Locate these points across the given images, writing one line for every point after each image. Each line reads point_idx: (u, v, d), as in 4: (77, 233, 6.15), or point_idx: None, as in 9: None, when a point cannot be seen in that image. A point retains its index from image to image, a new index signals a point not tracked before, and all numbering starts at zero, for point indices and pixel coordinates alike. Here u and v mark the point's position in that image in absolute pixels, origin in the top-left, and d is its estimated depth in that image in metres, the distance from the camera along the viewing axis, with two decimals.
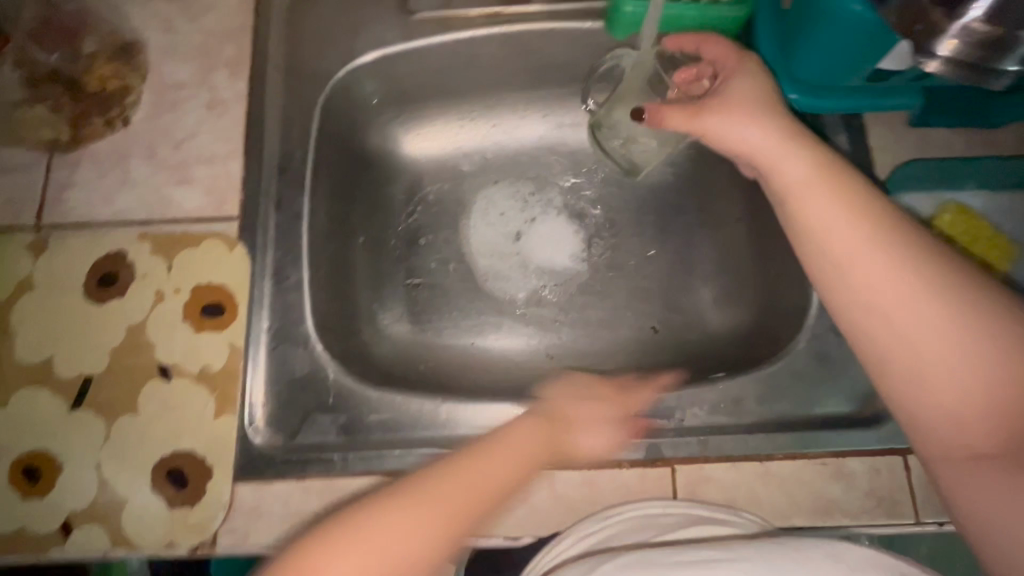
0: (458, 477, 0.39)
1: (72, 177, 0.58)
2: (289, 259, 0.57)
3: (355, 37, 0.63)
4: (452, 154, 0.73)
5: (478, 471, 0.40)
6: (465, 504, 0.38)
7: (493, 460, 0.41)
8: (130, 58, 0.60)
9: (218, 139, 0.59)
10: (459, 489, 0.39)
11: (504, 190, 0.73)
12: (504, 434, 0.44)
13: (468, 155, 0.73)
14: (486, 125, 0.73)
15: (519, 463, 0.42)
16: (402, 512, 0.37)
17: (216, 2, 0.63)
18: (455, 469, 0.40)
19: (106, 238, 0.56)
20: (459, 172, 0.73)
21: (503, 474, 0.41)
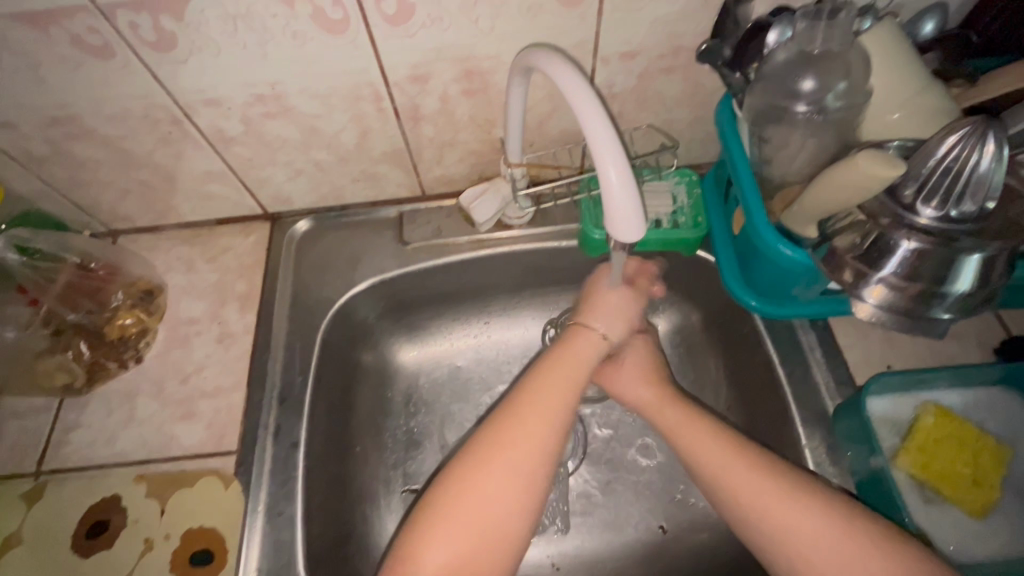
0: (516, 469, 0.47)
1: (78, 419, 0.60)
2: (283, 493, 0.56)
3: (356, 266, 0.70)
4: (448, 354, 0.77)
5: (529, 442, 0.48)
6: (524, 487, 0.47)
7: (540, 421, 0.50)
8: (151, 300, 0.66)
9: (224, 371, 0.63)
10: (528, 452, 0.48)
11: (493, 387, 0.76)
12: (522, 406, 0.51)
13: (462, 353, 0.77)
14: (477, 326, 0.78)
15: (553, 425, 0.50)
16: (449, 516, 0.45)
17: (233, 244, 0.71)
18: (508, 449, 0.48)
19: (101, 483, 0.57)
20: (455, 369, 0.77)
21: (548, 427, 0.50)
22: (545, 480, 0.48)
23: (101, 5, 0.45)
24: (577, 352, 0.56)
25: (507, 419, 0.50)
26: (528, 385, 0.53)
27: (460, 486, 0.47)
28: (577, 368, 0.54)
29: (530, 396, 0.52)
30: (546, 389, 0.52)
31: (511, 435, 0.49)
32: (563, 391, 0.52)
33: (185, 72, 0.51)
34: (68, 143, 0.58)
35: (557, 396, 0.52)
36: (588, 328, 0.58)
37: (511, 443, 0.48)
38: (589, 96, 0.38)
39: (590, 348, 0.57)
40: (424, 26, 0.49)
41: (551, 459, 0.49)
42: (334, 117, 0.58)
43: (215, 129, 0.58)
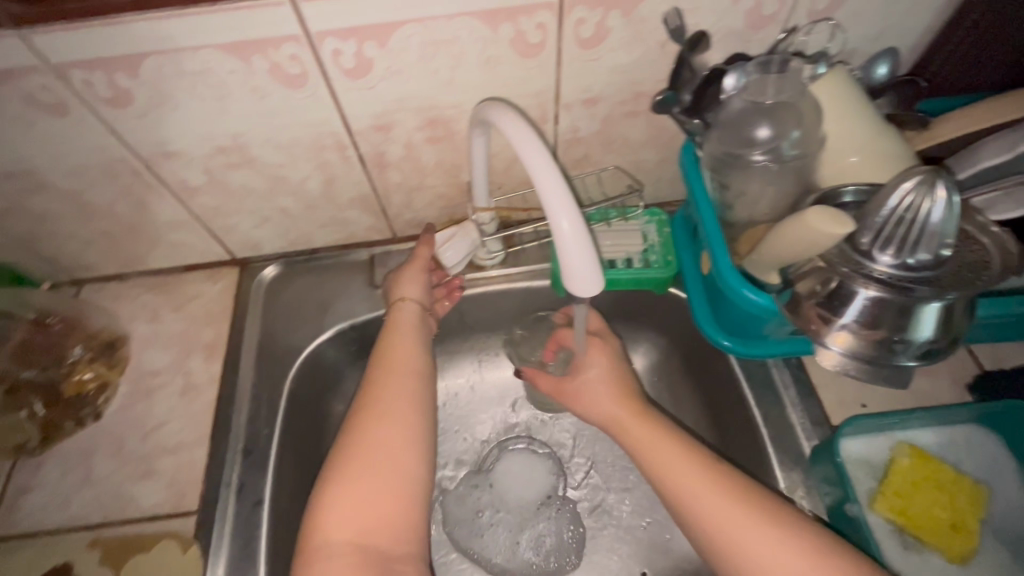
0: (389, 418, 0.51)
1: (31, 481, 0.57)
2: (245, 555, 0.54)
3: (325, 312, 0.69)
4: None
5: (390, 400, 0.53)
6: (407, 429, 0.51)
7: (405, 377, 0.55)
8: (112, 352, 0.64)
9: (187, 425, 0.61)
10: (396, 400, 0.52)
11: (467, 427, 0.75)
12: (383, 369, 0.55)
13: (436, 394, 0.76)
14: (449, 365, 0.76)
15: (413, 377, 0.55)
16: (348, 476, 0.48)
17: (200, 291, 0.70)
18: (379, 401, 0.52)
19: (53, 549, 0.54)
20: None
21: (413, 383, 0.55)
22: (423, 424, 0.52)
23: (53, 65, 0.45)
24: (405, 314, 0.61)
25: (373, 385, 0.54)
26: (382, 343, 0.59)
27: (346, 444, 0.50)
28: (412, 327, 0.60)
29: (388, 353, 0.57)
30: (391, 355, 0.57)
31: (377, 395, 0.53)
32: (408, 343, 0.58)
33: (144, 127, 0.51)
34: (26, 197, 0.57)
35: (407, 347, 0.58)
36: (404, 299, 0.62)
37: (376, 400, 0.52)
38: (538, 149, 0.38)
39: (412, 316, 0.61)
40: (384, 78, 0.49)
41: (424, 403, 0.54)
42: (298, 166, 0.58)
43: (177, 179, 0.57)
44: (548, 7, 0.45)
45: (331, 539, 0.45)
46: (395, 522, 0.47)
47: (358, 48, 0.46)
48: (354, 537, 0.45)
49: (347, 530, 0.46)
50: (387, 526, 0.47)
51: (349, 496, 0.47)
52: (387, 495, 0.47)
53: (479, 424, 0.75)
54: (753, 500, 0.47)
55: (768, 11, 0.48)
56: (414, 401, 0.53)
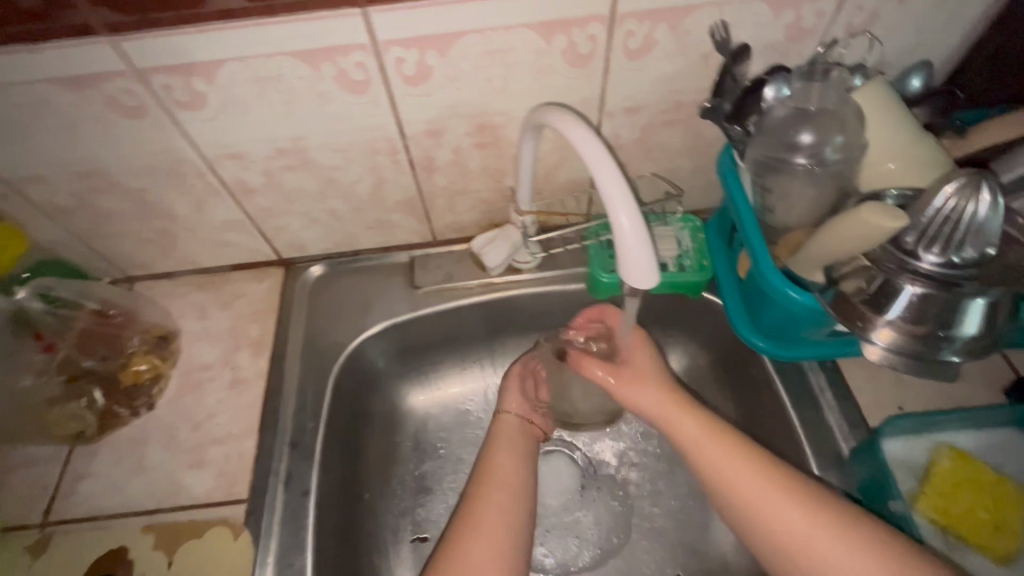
0: (492, 539, 0.50)
1: (88, 467, 0.60)
2: (294, 543, 0.55)
3: (367, 311, 0.71)
4: (456, 398, 0.77)
5: (495, 515, 0.52)
6: (501, 545, 0.50)
7: (506, 493, 0.54)
8: (166, 346, 0.67)
9: (236, 417, 0.63)
10: (495, 520, 0.51)
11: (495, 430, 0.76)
12: (486, 485, 0.55)
13: (471, 397, 0.77)
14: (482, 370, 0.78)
15: (519, 485, 0.55)
16: None
17: (247, 289, 0.73)
18: (482, 517, 0.52)
19: (107, 533, 0.56)
20: (464, 413, 0.76)
21: (519, 492, 0.54)
22: (520, 536, 0.52)
23: (139, 70, 0.48)
24: (507, 434, 0.61)
25: (479, 498, 0.53)
26: (488, 462, 0.57)
27: (445, 561, 0.49)
28: (515, 447, 0.60)
29: (491, 470, 0.56)
30: (502, 465, 0.57)
31: (482, 513, 0.52)
32: (518, 468, 0.57)
33: (214, 129, 0.54)
34: (94, 196, 0.60)
35: (510, 468, 0.57)
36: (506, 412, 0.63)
37: (481, 518, 0.51)
38: (598, 147, 0.41)
39: (515, 428, 0.62)
40: (441, 86, 0.52)
41: (525, 520, 0.53)
42: (351, 169, 0.61)
43: (236, 180, 0.61)
44: (600, 20, 0.48)
45: None
46: None
47: (420, 57, 0.49)
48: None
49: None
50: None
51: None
52: None
53: None
54: (783, 472, 0.49)
55: (807, 24, 0.50)
56: (513, 514, 0.53)
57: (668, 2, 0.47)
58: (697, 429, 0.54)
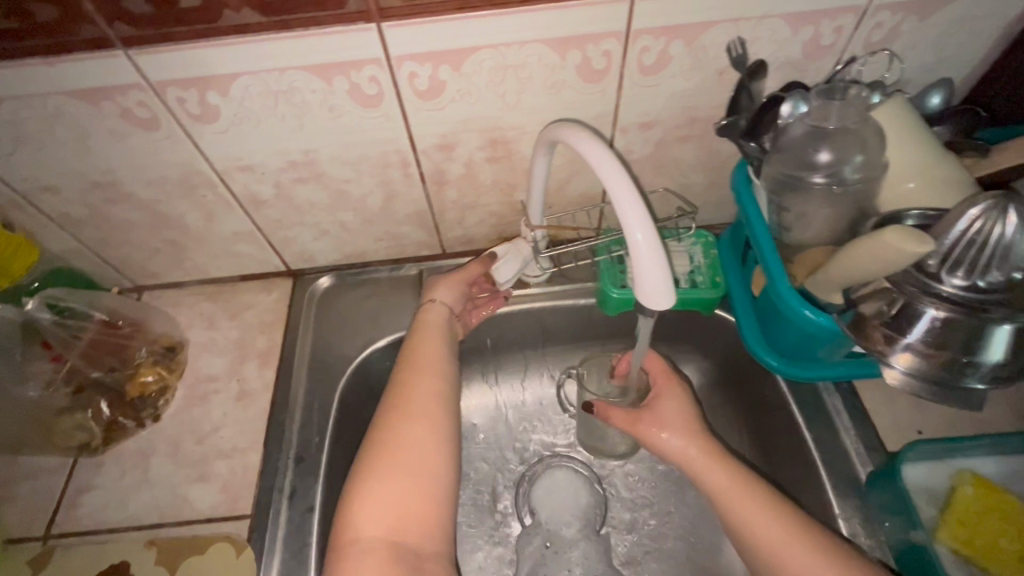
0: (415, 416, 0.53)
1: (92, 479, 0.59)
2: (296, 561, 0.54)
3: (376, 323, 0.70)
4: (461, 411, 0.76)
5: (419, 397, 0.55)
6: (430, 421, 0.53)
7: (433, 380, 0.57)
8: (173, 356, 0.66)
9: (241, 431, 0.62)
10: (422, 402, 0.54)
11: (501, 443, 0.75)
12: (409, 371, 0.57)
13: (477, 409, 0.76)
14: (492, 384, 0.77)
15: (435, 374, 0.57)
16: (376, 471, 0.49)
17: (255, 300, 0.73)
18: (401, 410, 0.54)
19: (110, 547, 0.55)
20: (470, 427, 0.75)
21: (435, 376, 0.57)
22: (447, 412, 0.55)
23: (152, 83, 0.48)
24: (432, 326, 0.62)
25: (398, 392, 0.55)
26: (406, 352, 0.60)
27: (375, 438, 0.52)
28: (436, 339, 0.61)
29: (410, 359, 0.58)
30: (418, 358, 0.58)
31: (406, 395, 0.55)
32: (434, 354, 0.59)
33: (225, 141, 0.54)
34: (105, 206, 0.60)
35: (430, 355, 0.59)
36: (434, 302, 0.64)
37: (406, 402, 0.54)
38: (615, 166, 0.40)
39: (438, 324, 0.63)
40: (454, 100, 0.52)
41: (446, 399, 0.56)
42: (362, 181, 0.60)
43: (248, 192, 0.61)
44: (615, 36, 0.48)
45: (360, 536, 0.47)
46: (423, 521, 0.49)
47: (434, 71, 0.49)
48: (385, 532, 0.47)
49: (380, 527, 0.47)
50: (416, 522, 0.48)
51: (379, 513, 0.47)
52: (413, 487, 0.49)
53: (518, 447, 0.75)
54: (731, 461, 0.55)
55: (826, 41, 0.49)
56: (437, 397, 0.55)
57: (685, 19, 0.47)
58: (786, 534, 0.49)
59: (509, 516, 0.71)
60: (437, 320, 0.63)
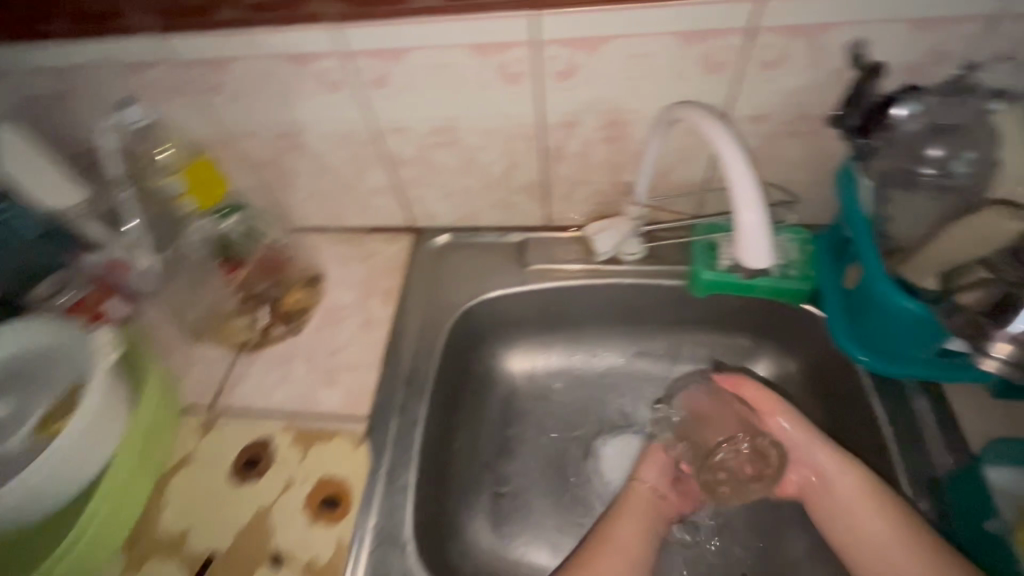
0: None
1: (247, 370, 0.73)
2: (402, 462, 0.65)
3: (482, 279, 0.80)
4: (543, 372, 0.84)
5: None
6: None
7: (635, 524, 0.67)
8: (315, 287, 0.79)
9: (364, 351, 0.73)
10: (625, 542, 0.65)
11: (577, 408, 0.83)
12: (602, 541, 0.65)
13: (558, 374, 0.85)
14: (574, 352, 0.85)
15: (641, 517, 0.68)
16: None
17: (382, 248, 0.84)
18: (608, 546, 0.65)
19: (258, 426, 0.68)
20: (550, 388, 0.84)
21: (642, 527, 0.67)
22: (641, 542, 0.66)
23: (347, 52, 0.60)
24: (637, 502, 0.69)
25: (607, 530, 0.66)
26: (609, 520, 0.68)
27: None
28: (641, 519, 0.68)
29: (604, 545, 0.65)
30: (612, 535, 0.66)
31: (594, 558, 0.63)
32: (633, 533, 0.66)
33: (390, 105, 0.65)
34: (284, 153, 0.74)
35: (625, 537, 0.66)
36: (639, 483, 0.70)
37: (590, 567, 0.62)
38: (733, 146, 0.47)
39: (644, 503, 0.69)
40: (584, 83, 0.60)
41: None
42: (491, 150, 0.70)
43: (395, 152, 0.72)
44: (740, 33, 0.53)
45: None
46: None
47: (573, 56, 0.57)
48: None
49: None
50: None
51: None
52: None
53: (593, 413, 0.83)
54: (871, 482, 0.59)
55: (948, 47, 0.52)
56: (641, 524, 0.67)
57: (809, 19, 0.52)
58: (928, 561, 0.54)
59: (579, 470, 0.80)
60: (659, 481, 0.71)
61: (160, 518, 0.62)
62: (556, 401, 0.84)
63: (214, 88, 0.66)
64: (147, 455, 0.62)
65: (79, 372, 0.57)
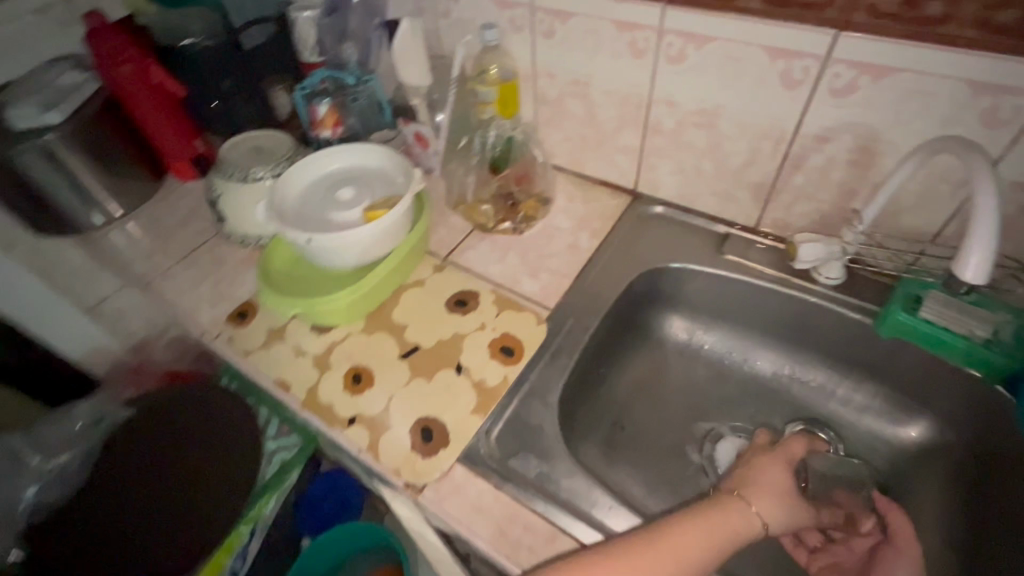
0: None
1: (477, 244, 0.94)
2: (566, 350, 0.79)
3: (679, 251, 0.91)
4: (694, 347, 0.96)
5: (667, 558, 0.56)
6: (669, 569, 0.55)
7: (704, 536, 0.60)
8: (544, 206, 0.97)
9: (566, 264, 0.90)
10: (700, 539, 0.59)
11: (715, 391, 0.94)
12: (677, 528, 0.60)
13: (707, 356, 0.95)
14: (727, 344, 0.95)
15: (717, 530, 0.61)
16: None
17: (603, 199, 1.00)
18: (681, 533, 0.59)
19: (472, 282, 0.88)
20: (694, 365, 0.95)
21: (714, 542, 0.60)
22: (709, 551, 0.59)
23: (663, 28, 0.75)
24: (735, 516, 0.64)
25: (668, 531, 0.59)
26: (695, 513, 0.63)
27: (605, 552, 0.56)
28: (732, 532, 0.62)
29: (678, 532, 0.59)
30: (692, 528, 0.60)
31: (660, 538, 0.58)
32: (717, 539, 0.60)
33: (673, 79, 0.80)
34: (569, 97, 0.93)
35: (706, 538, 0.60)
36: (746, 505, 0.66)
37: (655, 542, 0.57)
38: (988, 181, 0.54)
39: (745, 523, 0.64)
40: (856, 104, 0.68)
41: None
42: (739, 143, 0.80)
43: (656, 121, 0.86)
44: None
45: None
46: None
47: (856, 77, 0.66)
48: None
49: None
50: None
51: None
52: None
53: (726, 402, 0.93)
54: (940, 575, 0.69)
55: None
56: (715, 533, 0.61)
57: None
58: None
59: (696, 441, 0.89)
60: (777, 522, 0.67)
61: (392, 311, 0.85)
62: (694, 375, 0.95)
63: (547, 33, 0.87)
64: (403, 265, 0.86)
65: (399, 188, 0.82)
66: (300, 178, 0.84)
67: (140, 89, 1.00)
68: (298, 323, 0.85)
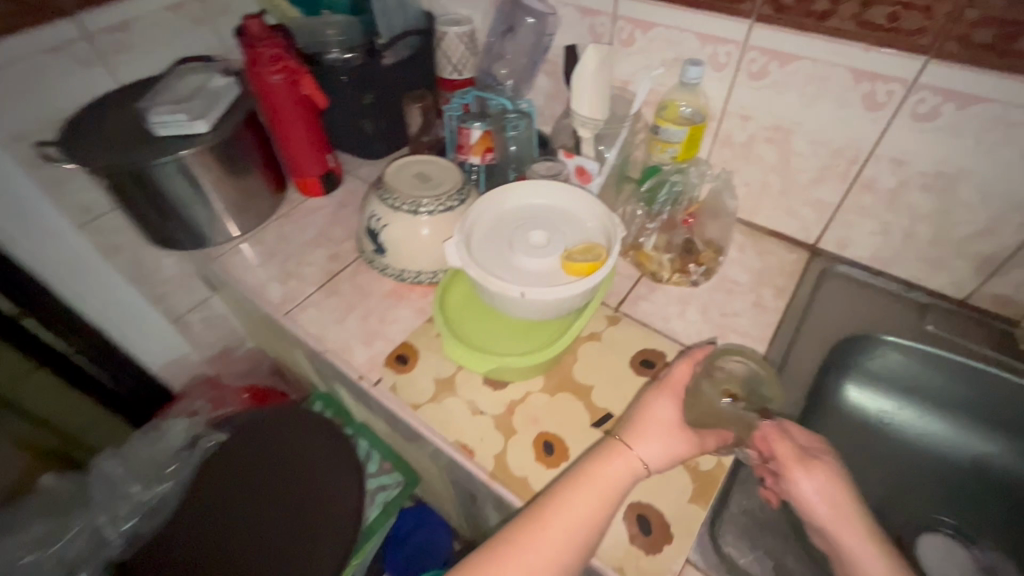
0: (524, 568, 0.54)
1: (650, 295, 0.87)
2: None
3: (875, 323, 0.84)
4: (875, 420, 0.84)
5: (559, 531, 0.55)
6: (562, 542, 0.55)
7: (593, 494, 0.58)
8: (720, 256, 0.89)
9: (753, 325, 0.83)
10: (585, 500, 0.57)
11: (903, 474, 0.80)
12: (558, 494, 0.58)
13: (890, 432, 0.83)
14: (914, 421, 0.83)
15: (602, 502, 0.58)
16: None
17: (777, 252, 0.92)
18: (564, 497, 0.58)
19: (654, 339, 0.80)
20: (875, 440, 0.83)
21: (598, 508, 0.57)
22: (602, 507, 0.57)
23: (917, 83, 0.68)
24: (612, 460, 0.60)
25: (542, 514, 0.57)
26: (576, 470, 0.60)
27: (498, 542, 0.56)
28: (614, 479, 0.59)
29: (563, 495, 0.58)
30: (573, 485, 0.58)
31: (551, 504, 0.57)
32: (603, 488, 0.58)
33: (910, 137, 0.72)
34: (762, 142, 0.85)
35: (589, 492, 0.58)
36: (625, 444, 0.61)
37: (547, 513, 0.57)
38: None
39: (625, 469, 0.60)
40: None
41: (580, 536, 0.56)
42: (976, 212, 0.73)
43: (870, 178, 0.78)
44: None
45: None
46: None
47: None
48: None
49: None
50: None
51: None
52: None
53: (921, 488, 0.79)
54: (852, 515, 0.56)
55: None
56: (601, 502, 0.58)
57: None
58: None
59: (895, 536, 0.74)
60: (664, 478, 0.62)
61: (572, 367, 0.77)
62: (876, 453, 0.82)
63: (756, 73, 0.79)
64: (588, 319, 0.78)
65: (595, 238, 0.74)
66: (481, 217, 0.77)
67: (288, 101, 0.92)
68: (467, 373, 0.77)
